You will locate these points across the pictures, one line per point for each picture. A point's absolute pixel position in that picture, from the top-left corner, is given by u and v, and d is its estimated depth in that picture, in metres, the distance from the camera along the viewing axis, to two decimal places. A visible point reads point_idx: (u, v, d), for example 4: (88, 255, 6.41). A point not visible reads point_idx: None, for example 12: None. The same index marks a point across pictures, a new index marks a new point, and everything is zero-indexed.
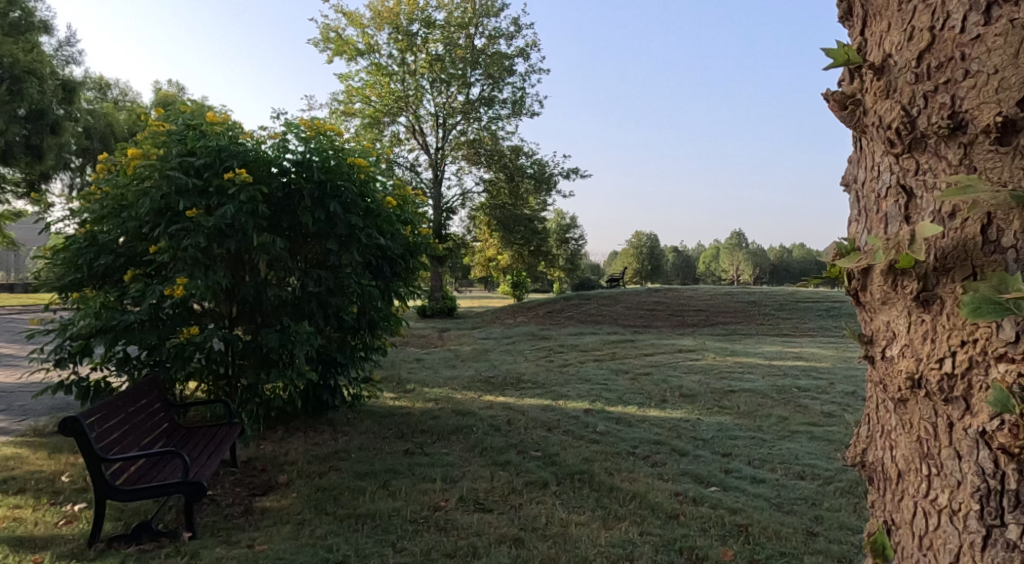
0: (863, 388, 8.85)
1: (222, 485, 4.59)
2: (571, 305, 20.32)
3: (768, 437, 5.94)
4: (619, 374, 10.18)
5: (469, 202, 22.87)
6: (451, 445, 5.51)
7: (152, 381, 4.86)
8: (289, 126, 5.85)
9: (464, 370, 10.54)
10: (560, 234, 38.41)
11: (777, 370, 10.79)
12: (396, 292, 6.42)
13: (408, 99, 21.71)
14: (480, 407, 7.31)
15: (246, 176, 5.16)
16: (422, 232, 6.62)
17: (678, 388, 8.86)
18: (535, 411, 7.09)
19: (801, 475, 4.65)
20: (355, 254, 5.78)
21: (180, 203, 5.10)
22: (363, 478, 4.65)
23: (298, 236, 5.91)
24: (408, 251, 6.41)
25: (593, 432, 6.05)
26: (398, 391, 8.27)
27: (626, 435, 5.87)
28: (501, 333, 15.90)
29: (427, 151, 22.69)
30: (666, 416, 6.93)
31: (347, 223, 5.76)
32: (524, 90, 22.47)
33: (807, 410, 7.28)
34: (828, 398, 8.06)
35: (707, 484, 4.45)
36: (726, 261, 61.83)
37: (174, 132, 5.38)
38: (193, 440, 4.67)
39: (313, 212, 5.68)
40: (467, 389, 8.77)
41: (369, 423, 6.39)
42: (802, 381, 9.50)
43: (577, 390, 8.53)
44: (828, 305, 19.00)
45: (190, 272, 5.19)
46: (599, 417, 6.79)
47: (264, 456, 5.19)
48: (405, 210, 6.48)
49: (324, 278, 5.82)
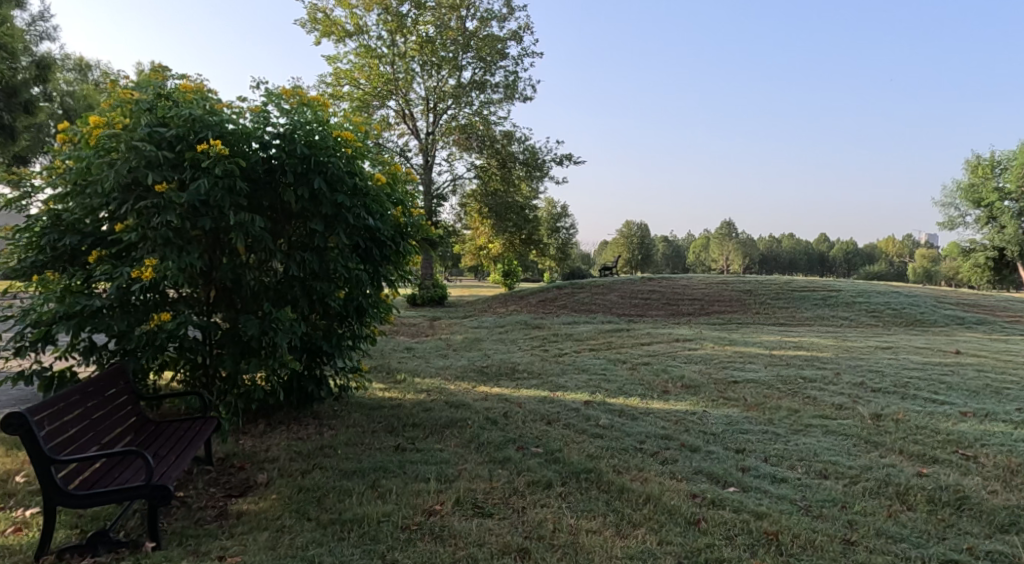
0: (870, 378, 8.55)
1: (194, 486, 4.20)
2: (564, 293, 19.96)
3: (781, 431, 5.60)
4: (617, 364, 9.83)
5: (460, 189, 22.40)
6: (445, 439, 5.14)
7: (121, 369, 4.45)
8: (270, 96, 5.41)
9: (456, 360, 10.16)
10: (551, 223, 38.04)
11: (778, 359, 10.49)
12: (385, 277, 6.01)
13: (398, 82, 21.25)
14: (474, 398, 6.94)
15: (221, 148, 4.73)
16: (414, 214, 6.24)
17: (679, 378, 8.52)
18: (532, 403, 6.72)
19: (824, 473, 4.32)
20: (342, 235, 5.39)
21: (149, 177, 4.66)
22: (349, 477, 4.27)
23: (280, 216, 5.49)
24: (399, 234, 6.00)
25: (595, 425, 5.69)
26: (388, 382, 7.87)
27: (631, 430, 5.51)
28: (493, 322, 15.52)
29: (417, 136, 22.19)
30: (671, 408, 6.58)
31: (333, 202, 5.35)
32: (516, 73, 21.98)
33: (816, 402, 6.96)
34: (836, 389, 7.75)
35: (724, 484, 4.11)
36: (716, 251, 61.74)
37: (143, 101, 4.93)
38: (165, 436, 4.25)
39: (296, 190, 5.26)
40: (461, 379, 8.41)
41: (357, 416, 6.01)
42: (806, 371, 9.18)
43: (575, 381, 8.18)
44: (824, 294, 18.76)
45: (161, 253, 4.79)
46: (600, 409, 6.43)
47: (242, 453, 4.78)
48: (395, 190, 6.06)
49: (309, 261, 5.41)
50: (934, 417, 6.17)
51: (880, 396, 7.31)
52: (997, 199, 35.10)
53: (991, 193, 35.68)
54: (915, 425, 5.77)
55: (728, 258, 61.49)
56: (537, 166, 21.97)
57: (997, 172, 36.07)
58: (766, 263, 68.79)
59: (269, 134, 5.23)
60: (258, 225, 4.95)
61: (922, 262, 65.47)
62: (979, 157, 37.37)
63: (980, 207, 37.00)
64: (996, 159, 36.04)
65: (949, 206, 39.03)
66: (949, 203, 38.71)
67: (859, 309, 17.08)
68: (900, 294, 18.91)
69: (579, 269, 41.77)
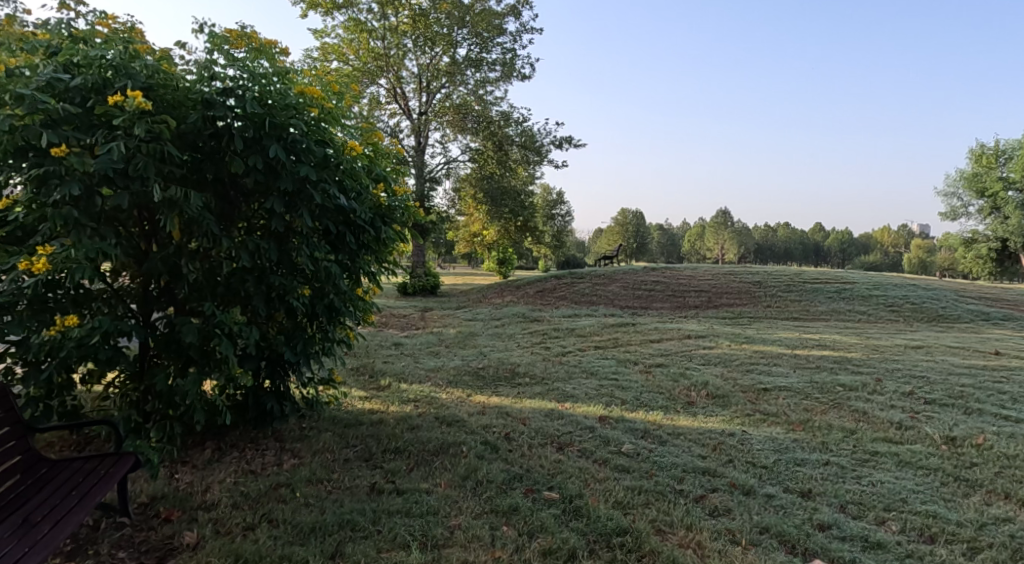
0: (917, 386, 7.56)
1: (95, 553, 3.16)
2: (563, 283, 18.87)
3: (846, 462, 4.58)
4: (628, 365, 8.81)
5: (455, 173, 21.28)
6: (433, 475, 4.10)
7: (4, 392, 3.30)
8: (215, 39, 4.27)
9: (449, 359, 9.09)
10: (546, 210, 36.96)
11: (806, 361, 9.50)
12: (363, 268, 4.94)
13: (389, 59, 20.10)
14: (469, 412, 5.88)
15: (142, 102, 3.59)
16: (399, 192, 5.15)
17: (702, 385, 7.50)
18: (538, 419, 5.68)
19: (928, 533, 3.38)
20: (307, 217, 4.32)
21: (42, 136, 3.54)
22: (305, 539, 3.27)
23: (230, 191, 4.37)
24: (380, 217, 4.90)
25: (618, 454, 4.68)
26: (369, 390, 6.79)
27: (663, 461, 4.48)
28: (488, 314, 14.48)
29: (409, 116, 21.05)
30: (703, 427, 5.55)
31: (295, 175, 4.28)
32: (514, 51, 20.87)
33: (870, 420, 5.95)
34: (884, 401, 6.74)
35: (803, 555, 3.16)
36: (711, 239, 60.83)
37: (45, 44, 3.82)
38: (53, 485, 3.17)
39: (247, 160, 4.17)
40: (454, 385, 7.35)
41: (327, 437, 4.96)
42: (841, 376, 8.17)
43: (586, 388, 7.14)
44: (839, 287, 17.77)
45: (64, 237, 3.67)
46: (621, 429, 5.41)
47: (174, 495, 3.74)
48: (375, 163, 4.96)
49: (269, 251, 4.33)
50: (1019, 441, 5.19)
51: (941, 411, 6.31)
52: (1002, 189, 34.01)
53: (995, 183, 34.81)
54: (1004, 454, 4.79)
55: (723, 247, 60.66)
56: (535, 148, 20.88)
57: (1002, 161, 35.44)
58: (761, 252, 67.96)
59: (212, 89, 4.09)
60: (193, 204, 3.85)
61: (919, 251, 64.70)
62: (983, 147, 36.57)
63: (982, 197, 36.19)
64: (1001, 149, 35.23)
65: (951, 195, 38.13)
66: (952, 192, 37.82)
67: (877, 302, 16.11)
68: (917, 287, 17.93)
69: (572, 257, 40.65)
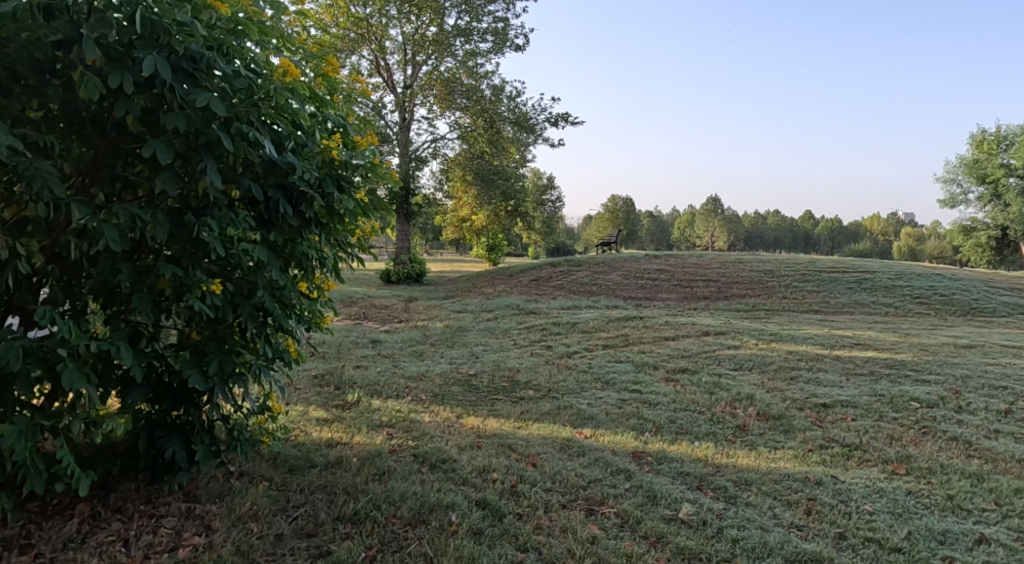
0: (1008, 401, 6.13)
1: None
2: (558, 272, 17.31)
3: (1005, 538, 3.21)
4: (648, 372, 7.33)
5: (442, 153, 19.65)
6: None
7: None
8: None
9: (434, 363, 7.58)
10: (536, 195, 35.36)
11: (853, 365, 8.08)
12: (312, 255, 3.41)
13: (371, 26, 18.37)
14: (459, 446, 4.39)
15: None
16: (360, 145, 3.61)
17: (747, 400, 6.03)
18: (552, 457, 4.22)
19: None
20: (212, 174, 2.84)
21: None
22: None
23: (96, 135, 2.92)
24: (334, 180, 3.37)
25: (678, 521, 3.28)
26: (331, 409, 5.28)
27: (747, 538, 3.09)
28: (479, 306, 12.94)
29: (393, 90, 19.39)
30: (776, 470, 4.09)
31: (190, 109, 2.78)
32: (506, 18, 19.26)
33: (986, 455, 4.55)
34: (982, 424, 5.32)
35: None
36: (701, 226, 59.56)
37: None
38: None
39: (109, 82, 2.64)
40: (440, 399, 5.88)
41: (259, 491, 3.47)
42: (908, 387, 6.74)
43: (605, 405, 5.70)
44: (859, 276, 16.36)
45: None
46: (667, 474, 3.97)
47: None
48: (325, 102, 3.47)
49: (154, 227, 2.84)
50: None
51: None
52: (1003, 175, 32.65)
53: (997, 169, 33.34)
54: None
55: (714, 235, 59.38)
56: (528, 125, 19.33)
57: (1003, 148, 33.93)
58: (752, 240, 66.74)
59: None
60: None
61: (911, 238, 63.48)
62: (985, 132, 35.14)
63: (984, 184, 34.79)
64: (1002, 134, 33.79)
65: (952, 182, 36.85)
66: (952, 178, 36.34)
67: (902, 294, 14.72)
68: (941, 278, 16.47)
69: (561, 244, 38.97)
